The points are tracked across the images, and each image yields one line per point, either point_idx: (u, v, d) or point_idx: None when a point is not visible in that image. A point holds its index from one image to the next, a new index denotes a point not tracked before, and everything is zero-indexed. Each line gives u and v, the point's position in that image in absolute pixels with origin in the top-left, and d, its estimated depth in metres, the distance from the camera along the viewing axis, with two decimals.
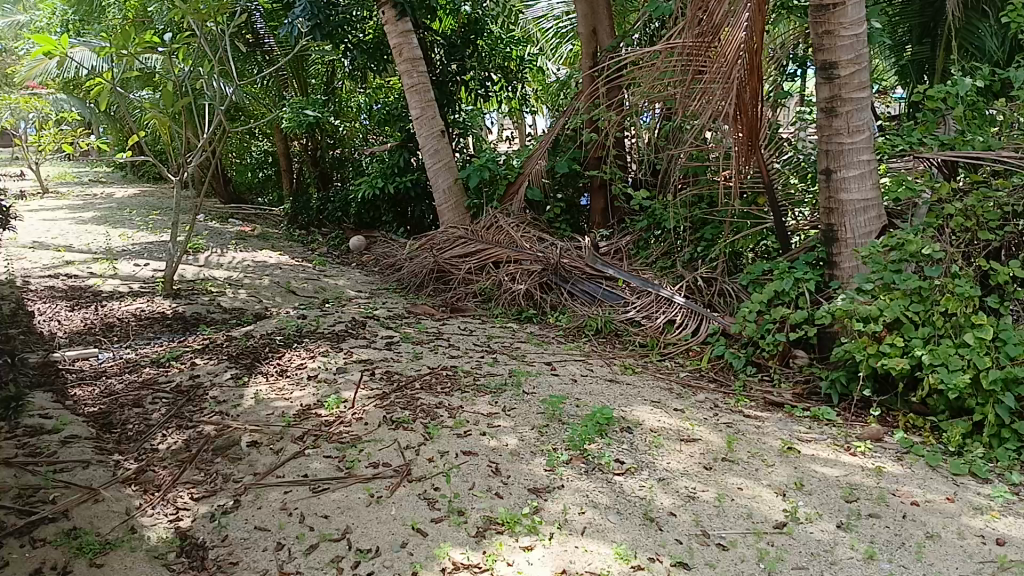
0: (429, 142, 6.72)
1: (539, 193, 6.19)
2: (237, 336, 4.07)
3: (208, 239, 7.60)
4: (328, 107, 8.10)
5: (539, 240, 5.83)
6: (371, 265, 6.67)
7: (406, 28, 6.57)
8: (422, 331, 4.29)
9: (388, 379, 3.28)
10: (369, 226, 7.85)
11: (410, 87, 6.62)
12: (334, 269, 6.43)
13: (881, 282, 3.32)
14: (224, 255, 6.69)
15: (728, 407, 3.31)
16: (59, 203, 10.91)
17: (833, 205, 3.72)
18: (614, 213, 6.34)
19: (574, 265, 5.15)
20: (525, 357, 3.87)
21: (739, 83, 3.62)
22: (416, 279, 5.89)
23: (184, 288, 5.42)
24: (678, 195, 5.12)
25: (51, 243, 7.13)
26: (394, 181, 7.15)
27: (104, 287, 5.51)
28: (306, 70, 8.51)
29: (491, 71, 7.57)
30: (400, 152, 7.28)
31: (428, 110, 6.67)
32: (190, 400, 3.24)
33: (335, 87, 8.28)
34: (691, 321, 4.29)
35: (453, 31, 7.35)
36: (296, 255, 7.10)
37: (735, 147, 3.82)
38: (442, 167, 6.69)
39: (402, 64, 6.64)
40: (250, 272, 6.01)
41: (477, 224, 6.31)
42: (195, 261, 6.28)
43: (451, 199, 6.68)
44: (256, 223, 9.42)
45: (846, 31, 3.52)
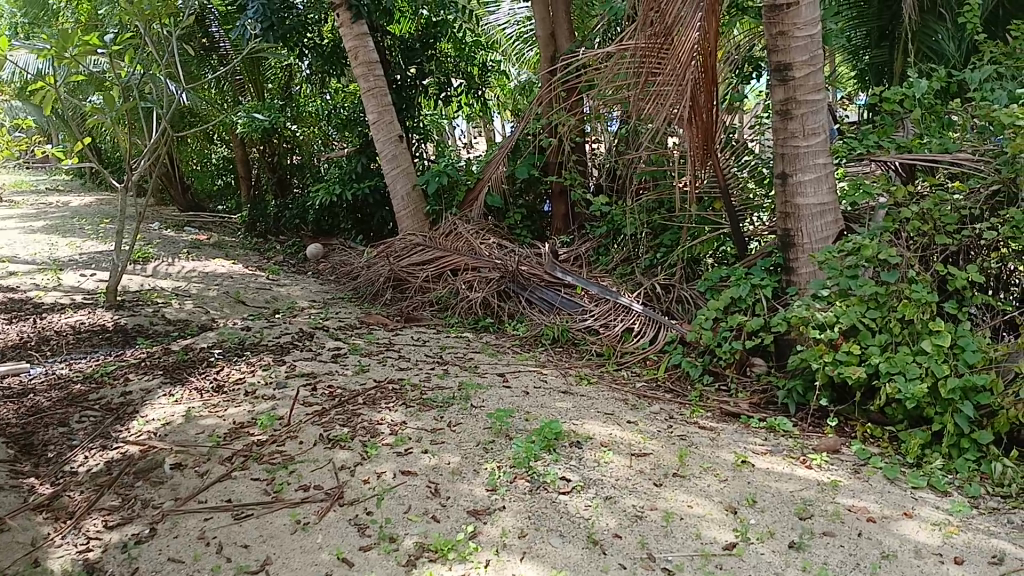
0: (387, 147, 6.56)
1: (498, 199, 6.07)
2: (176, 349, 3.90)
3: (160, 248, 7.38)
4: (285, 112, 7.91)
5: (498, 247, 5.70)
6: (327, 274, 6.50)
7: (361, 30, 6.42)
8: (371, 342, 4.14)
9: (329, 394, 3.14)
10: (328, 234, 7.69)
11: (366, 91, 6.47)
12: (288, 279, 6.26)
13: (837, 288, 3.24)
14: (175, 265, 6.49)
15: (683, 418, 3.21)
16: (11, 211, 10.60)
17: (790, 210, 3.64)
18: (575, 219, 6.27)
19: (533, 272, 5.03)
20: (476, 368, 3.74)
21: (694, 85, 3.54)
22: (372, 288, 5.73)
23: (127, 300, 5.22)
24: (637, 200, 5.03)
25: None
26: (351, 187, 6.99)
27: (44, 298, 5.29)
28: (262, 73, 8.31)
29: (450, 76, 7.46)
30: (358, 158, 7.13)
31: (385, 114, 6.52)
32: (118, 419, 3.07)
33: (292, 92, 8.09)
34: (648, 329, 4.19)
35: (411, 35, 7.25)
36: (251, 264, 6.92)
37: (691, 151, 3.73)
38: (400, 173, 6.54)
39: (358, 68, 6.46)
40: (199, 282, 5.82)
41: (435, 231, 6.17)
42: (143, 271, 6.07)
43: (410, 205, 6.54)
44: (213, 231, 9.20)
45: (800, 32, 3.45)
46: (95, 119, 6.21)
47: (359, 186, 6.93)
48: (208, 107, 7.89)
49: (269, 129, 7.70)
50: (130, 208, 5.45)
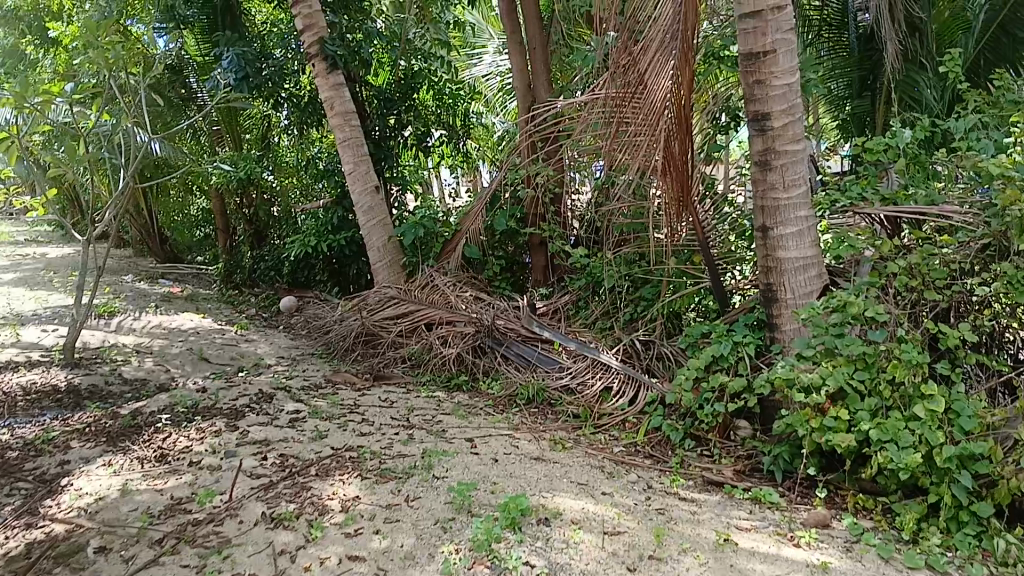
0: (363, 199, 6.39)
1: (476, 250, 5.90)
2: (125, 413, 3.66)
3: (129, 301, 7.15)
4: (261, 163, 7.77)
5: (475, 301, 5.50)
6: (299, 328, 6.28)
7: (338, 81, 6.33)
8: (335, 404, 3.92)
9: (281, 466, 2.91)
10: (304, 286, 7.49)
11: (342, 141, 6.34)
12: (258, 334, 6.03)
13: (823, 347, 3.06)
14: (140, 319, 6.25)
15: (662, 488, 2.99)
16: None
17: (772, 264, 3.48)
18: (555, 272, 6.15)
19: (509, 327, 4.83)
20: (444, 432, 3.52)
21: (668, 135, 3.41)
22: (343, 343, 5.50)
23: (84, 357, 4.98)
24: (616, 253, 4.88)
25: None
26: (327, 239, 6.81)
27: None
28: (239, 123, 8.19)
29: (430, 127, 7.36)
30: (334, 210, 6.98)
31: (362, 165, 6.38)
32: (49, 492, 2.80)
33: (269, 142, 7.97)
34: (628, 388, 3.97)
35: (389, 85, 7.18)
36: (221, 318, 6.70)
37: (667, 202, 3.57)
38: (376, 224, 6.36)
39: (334, 118, 6.36)
40: (163, 338, 5.59)
41: (411, 283, 5.97)
42: (106, 326, 5.84)
43: (385, 257, 6.34)
44: (187, 283, 8.98)
45: (777, 81, 3.33)
46: (60, 170, 6.05)
47: (334, 238, 6.76)
48: (183, 158, 7.75)
49: (244, 180, 7.55)
50: (93, 258, 5.20)
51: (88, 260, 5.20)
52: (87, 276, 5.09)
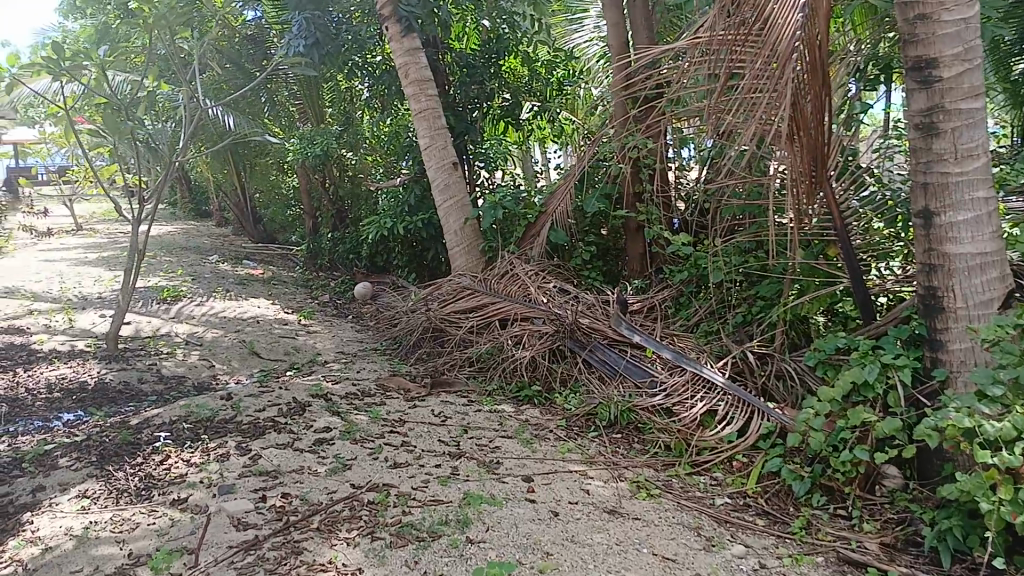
0: (439, 176, 5.74)
1: (563, 236, 5.18)
2: (134, 424, 3.14)
3: (201, 284, 6.80)
4: (340, 139, 7.24)
5: (559, 294, 4.76)
6: (368, 319, 5.72)
7: (414, 45, 5.71)
8: (377, 419, 3.29)
9: (281, 514, 2.30)
10: (382, 271, 6.94)
11: (418, 112, 5.71)
12: (322, 325, 5.51)
13: (1015, 382, 2.19)
14: (204, 305, 5.85)
15: (778, 569, 2.21)
16: (85, 240, 10.41)
17: (935, 262, 2.58)
18: (655, 260, 5.25)
19: (594, 328, 4.08)
20: (498, 466, 2.81)
21: (796, 87, 2.56)
22: (409, 339, 4.89)
23: (128, 349, 4.56)
24: (727, 242, 4.04)
25: (26, 288, 6.43)
26: (403, 221, 6.22)
27: (44, 344, 4.71)
28: (321, 98, 7.69)
29: (519, 97, 6.63)
30: (412, 189, 6.39)
31: (439, 139, 5.72)
32: (1, 531, 2.27)
33: (350, 117, 7.42)
34: (737, 414, 3.16)
35: (474, 51, 6.54)
36: (291, 304, 6.23)
37: (794, 178, 2.72)
38: (453, 205, 5.71)
39: (409, 87, 5.73)
40: (220, 328, 5.14)
41: (489, 272, 5.29)
42: (165, 313, 5.46)
43: (463, 241, 5.68)
44: (271, 266, 8.61)
45: (948, 15, 2.42)
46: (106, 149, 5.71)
47: (410, 220, 6.15)
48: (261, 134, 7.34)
49: (322, 156, 7.07)
50: (142, 234, 4.73)
51: (135, 237, 4.75)
52: (133, 255, 4.62)
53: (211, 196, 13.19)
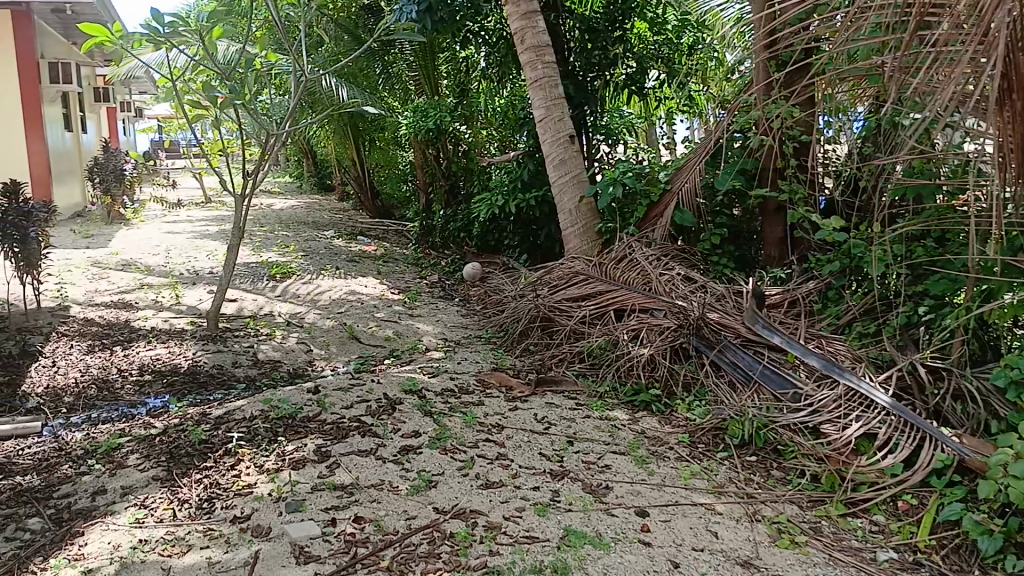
0: (555, 151, 5.29)
1: (690, 218, 4.68)
2: (214, 419, 2.91)
3: (311, 260, 6.66)
4: (455, 111, 6.90)
5: (684, 284, 4.27)
6: (476, 302, 5.39)
7: (531, 8, 5.27)
8: (473, 423, 2.93)
9: (349, 545, 1.97)
10: (494, 250, 6.59)
11: (533, 82, 5.29)
12: (428, 307, 5.22)
13: None
14: (311, 283, 5.68)
15: None
16: (212, 213, 10.62)
17: None
18: (796, 246, 4.70)
19: (724, 325, 3.58)
20: (607, 492, 2.39)
21: (1014, 36, 1.92)
22: (516, 327, 4.51)
23: (227, 330, 4.41)
24: (889, 229, 3.43)
25: (145, 262, 6.48)
26: (516, 198, 5.82)
27: (148, 323, 4.64)
28: (436, 68, 7.37)
29: (645, 64, 6.08)
30: (527, 164, 5.97)
31: (556, 110, 5.27)
32: (50, 544, 2.06)
33: (466, 88, 7.07)
34: (904, 441, 2.64)
35: (597, 14, 6.03)
36: (398, 283, 5.98)
37: (1003, 155, 2.09)
38: (570, 182, 5.27)
39: (524, 54, 5.31)
40: (322, 309, 4.93)
41: (606, 255, 4.84)
42: (270, 292, 5.31)
43: (579, 220, 5.23)
44: (385, 242, 8.43)
45: None
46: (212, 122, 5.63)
47: (523, 197, 5.76)
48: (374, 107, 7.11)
49: (434, 130, 6.75)
50: (243, 207, 4.54)
51: (237, 210, 4.58)
52: (233, 230, 4.45)
53: (334, 170, 13.24)
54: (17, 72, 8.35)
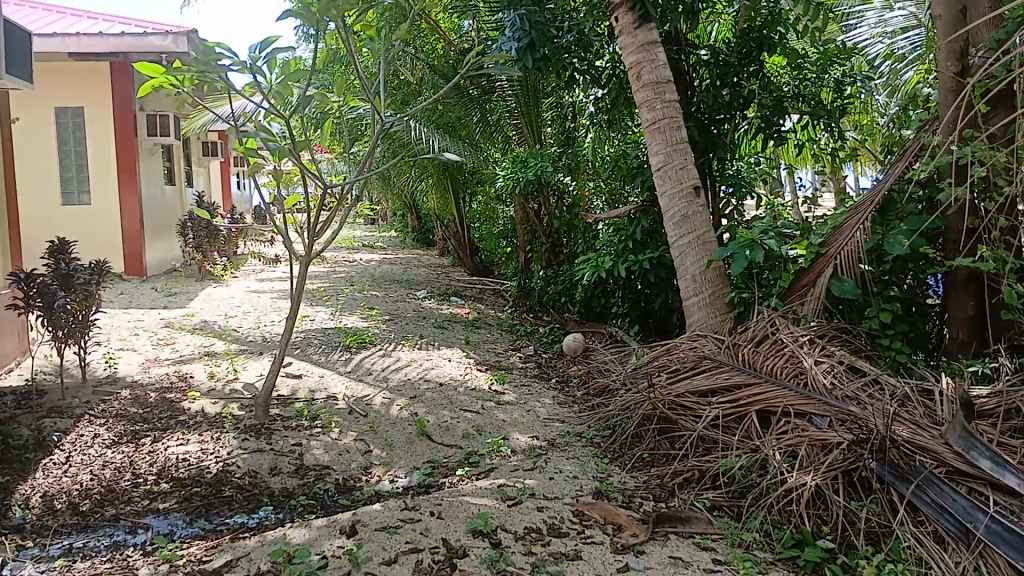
0: (674, 205, 4.37)
1: (852, 286, 3.66)
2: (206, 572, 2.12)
3: (394, 326, 5.93)
4: (559, 161, 6.09)
5: (848, 378, 3.28)
6: (577, 384, 4.49)
7: (650, 37, 4.44)
8: None
9: None
10: (600, 318, 5.68)
11: (650, 123, 4.44)
12: (519, 389, 4.35)
13: None
14: (387, 354, 4.92)
15: None
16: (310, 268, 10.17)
17: None
18: (996, 328, 3.74)
19: (918, 446, 2.61)
20: None
21: None
22: (625, 425, 3.60)
23: (277, 418, 3.68)
24: None
25: (217, 326, 5.92)
26: (625, 260, 4.92)
27: (192, 405, 3.97)
28: (539, 114, 6.58)
29: (783, 104, 5.15)
30: (640, 220, 5.08)
31: (678, 157, 4.37)
32: None
33: (573, 136, 6.28)
34: None
35: (728, 45, 5.16)
36: (488, 356, 5.15)
37: None
38: (692, 243, 4.32)
39: (641, 92, 4.47)
40: (394, 391, 4.14)
41: (740, 335, 3.88)
42: (338, 367, 4.57)
43: (705, 289, 4.27)
44: (480, 304, 7.64)
45: None
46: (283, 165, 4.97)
47: (635, 259, 4.85)
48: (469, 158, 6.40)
49: (534, 182, 5.96)
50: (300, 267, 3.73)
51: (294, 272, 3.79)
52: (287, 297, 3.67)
53: (435, 225, 12.69)
54: (112, 126, 8.20)
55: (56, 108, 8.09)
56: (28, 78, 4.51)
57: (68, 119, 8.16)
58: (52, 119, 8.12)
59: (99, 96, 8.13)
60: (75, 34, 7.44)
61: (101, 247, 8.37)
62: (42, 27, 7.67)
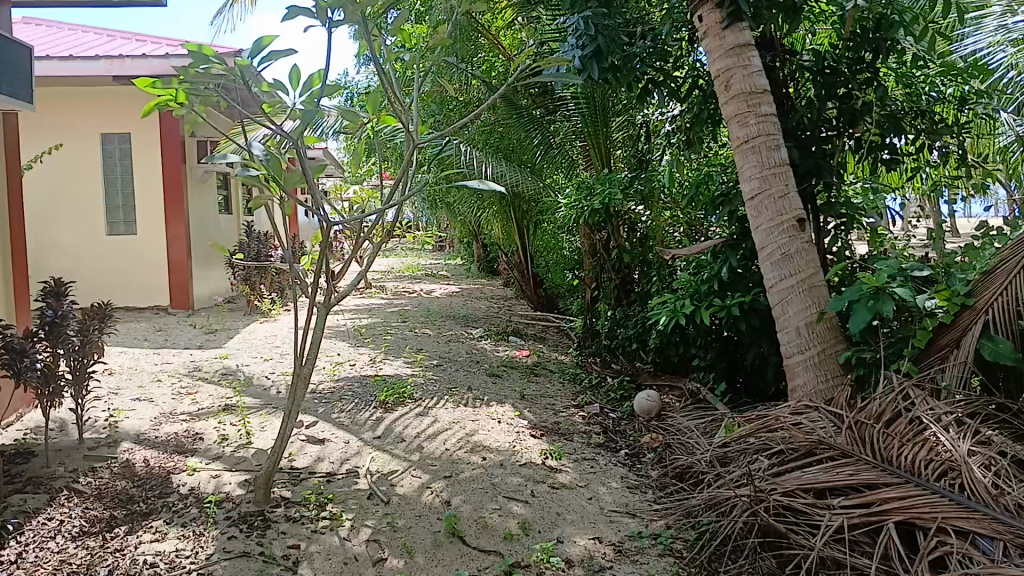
0: (771, 242, 3.57)
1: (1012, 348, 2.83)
2: None
3: (441, 374, 5.22)
4: (630, 188, 5.31)
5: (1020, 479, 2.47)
6: (650, 457, 3.70)
7: (741, 38, 3.67)
8: None
9: None
10: (679, 370, 4.87)
11: (741, 143, 3.66)
12: (580, 462, 3.59)
13: None
14: (427, 413, 4.21)
15: None
16: (367, 299, 9.65)
17: None
18: None
19: None
20: None
21: None
22: (716, 526, 2.84)
23: (281, 503, 3.00)
24: None
25: (248, 372, 5.33)
26: (709, 306, 4.12)
27: (189, 480, 3.33)
28: (608, 134, 5.77)
29: (901, 119, 4.30)
30: (726, 258, 4.27)
31: (776, 182, 3.57)
32: None
33: (646, 159, 5.51)
34: None
35: (832, 50, 4.35)
36: (546, 415, 4.39)
37: None
38: (795, 289, 3.50)
39: (729, 104, 3.70)
40: (428, 465, 3.42)
41: (862, 408, 3.08)
42: (367, 432, 3.89)
43: (812, 346, 3.46)
44: (543, 345, 6.89)
45: None
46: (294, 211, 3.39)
47: (721, 305, 4.05)
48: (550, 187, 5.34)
49: (602, 212, 5.20)
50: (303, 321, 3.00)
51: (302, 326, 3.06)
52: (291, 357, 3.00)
53: (500, 254, 11.95)
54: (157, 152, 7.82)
55: (101, 135, 7.77)
56: (26, 97, 3.93)
57: (114, 146, 7.81)
58: (98, 146, 7.78)
59: (146, 121, 7.77)
60: (119, 57, 7.07)
61: (143, 282, 8.00)
62: (87, 51, 7.36)
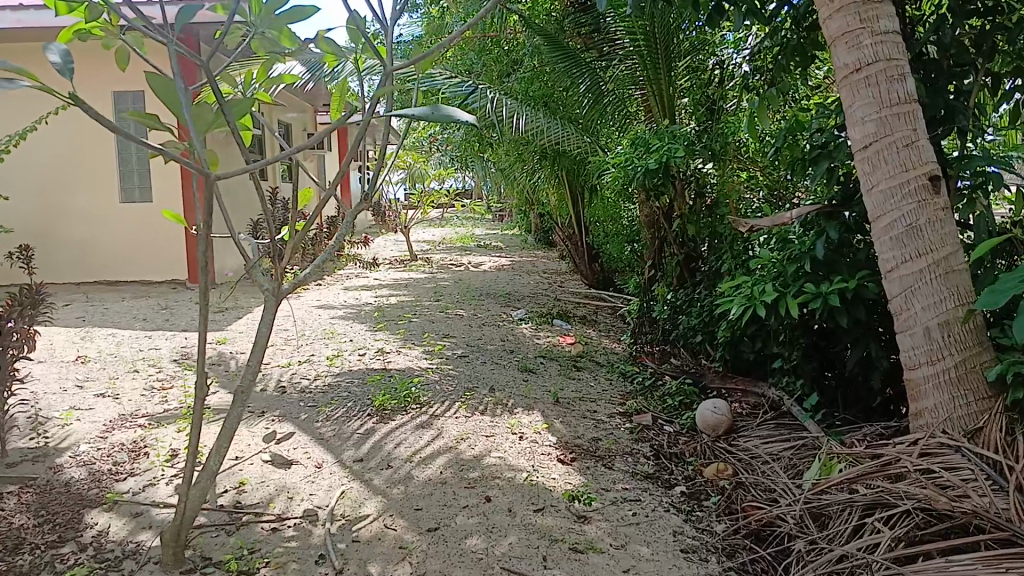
0: (890, 209, 2.55)
1: None
2: None
3: (461, 367, 4.35)
4: (696, 142, 4.30)
5: None
6: (719, 502, 2.72)
7: None
8: None
9: None
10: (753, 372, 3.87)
11: (849, 72, 2.62)
12: (617, 505, 2.66)
13: None
14: (428, 424, 3.34)
15: None
16: (407, 272, 8.84)
17: None
18: None
19: None
20: None
21: None
22: None
23: (193, 567, 2.18)
24: None
25: (239, 362, 4.56)
26: (797, 294, 3.11)
27: (99, 520, 2.55)
28: (670, 80, 4.74)
29: None
30: (819, 232, 3.24)
31: (900, 126, 2.53)
32: None
33: (718, 108, 4.49)
34: None
35: None
36: (583, 429, 3.47)
37: None
38: (925, 275, 2.49)
39: (833, 18, 2.65)
40: (409, 505, 2.57)
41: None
42: (347, 451, 3.05)
43: (947, 354, 2.46)
44: (591, 329, 5.95)
45: None
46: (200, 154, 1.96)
47: (814, 294, 3.03)
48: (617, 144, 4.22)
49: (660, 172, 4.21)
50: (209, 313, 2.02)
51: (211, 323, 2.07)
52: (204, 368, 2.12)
53: (554, 224, 10.97)
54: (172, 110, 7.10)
55: (114, 93, 7.11)
56: None
57: (127, 103, 7.15)
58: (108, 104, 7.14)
59: None
60: None
61: (159, 258, 7.42)
62: None
